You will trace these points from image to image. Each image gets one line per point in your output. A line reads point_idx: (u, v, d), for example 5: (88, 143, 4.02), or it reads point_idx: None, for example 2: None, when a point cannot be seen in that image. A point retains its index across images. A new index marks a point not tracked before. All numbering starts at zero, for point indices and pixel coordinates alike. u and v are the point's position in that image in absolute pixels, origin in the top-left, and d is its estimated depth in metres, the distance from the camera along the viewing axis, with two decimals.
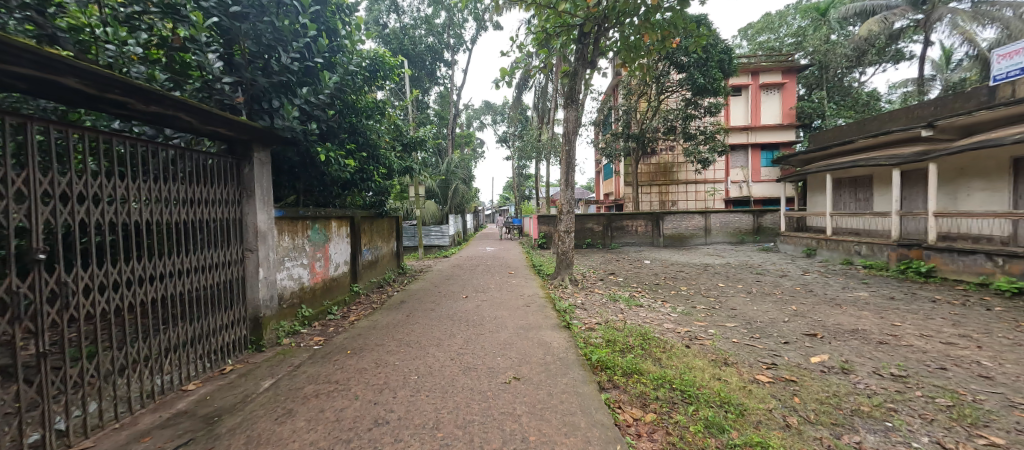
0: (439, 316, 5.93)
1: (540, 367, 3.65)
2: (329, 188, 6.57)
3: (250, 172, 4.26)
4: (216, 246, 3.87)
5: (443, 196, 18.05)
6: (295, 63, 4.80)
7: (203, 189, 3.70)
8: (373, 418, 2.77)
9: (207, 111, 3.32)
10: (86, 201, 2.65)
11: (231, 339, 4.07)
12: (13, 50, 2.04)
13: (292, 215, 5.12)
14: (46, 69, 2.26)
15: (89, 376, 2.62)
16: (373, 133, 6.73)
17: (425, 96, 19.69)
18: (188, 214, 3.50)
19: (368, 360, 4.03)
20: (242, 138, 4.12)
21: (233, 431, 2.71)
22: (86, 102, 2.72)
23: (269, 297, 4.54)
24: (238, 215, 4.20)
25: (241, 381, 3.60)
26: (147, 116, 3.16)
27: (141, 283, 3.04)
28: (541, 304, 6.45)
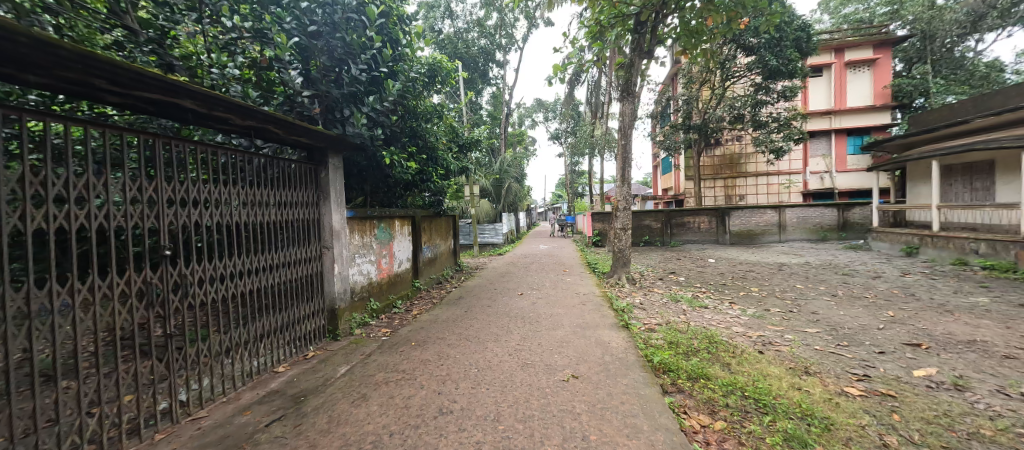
0: (496, 312, 6.06)
1: (599, 367, 3.60)
2: (392, 190, 6.98)
3: (326, 176, 4.66)
4: (299, 244, 4.29)
5: (496, 195, 18.32)
6: (363, 74, 5.15)
7: (288, 192, 4.11)
8: (438, 407, 2.92)
9: (291, 122, 3.69)
10: (199, 205, 3.07)
11: (312, 328, 4.49)
12: (148, 79, 2.42)
13: (361, 215, 5.52)
14: (170, 93, 2.64)
15: (203, 356, 3.04)
16: (432, 136, 7.02)
17: (478, 97, 20.11)
18: (276, 215, 3.92)
19: (431, 352, 4.24)
20: (319, 146, 4.52)
21: (317, 410, 3.00)
22: (199, 119, 3.16)
23: (342, 291, 4.94)
24: (316, 215, 4.61)
25: (321, 366, 3.98)
26: (243, 129, 3.58)
27: (240, 277, 3.46)
28: (598, 303, 6.33)
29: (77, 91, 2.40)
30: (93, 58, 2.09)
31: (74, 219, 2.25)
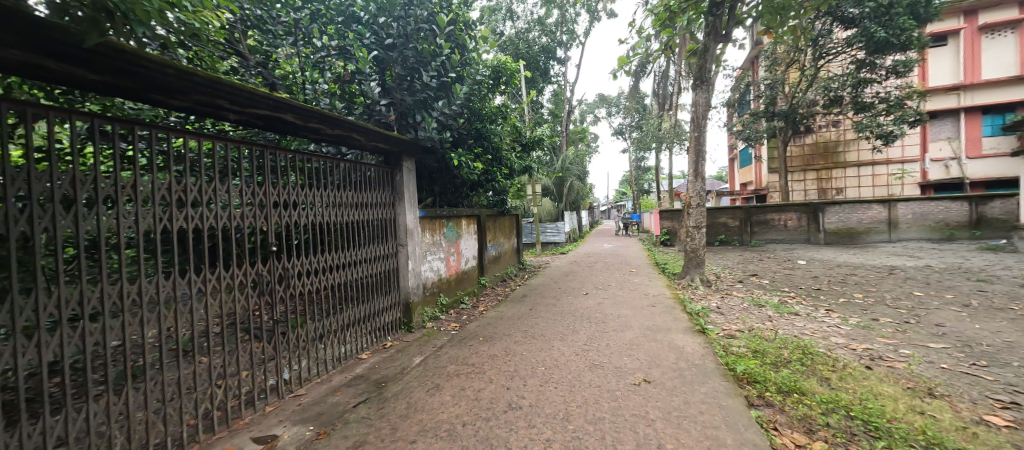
0: (561, 311, 6.02)
1: (673, 372, 3.41)
2: (459, 190, 7.24)
3: (400, 178, 4.98)
4: (378, 242, 4.64)
5: (559, 193, 18.17)
6: (434, 80, 5.41)
7: (367, 194, 4.46)
8: (507, 401, 2.98)
9: (371, 129, 4.01)
10: (297, 207, 3.46)
11: (389, 320, 4.84)
12: (259, 97, 2.78)
13: (431, 214, 5.81)
14: (276, 108, 3.01)
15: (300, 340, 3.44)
16: (496, 137, 7.15)
17: (539, 96, 20.08)
18: (358, 215, 4.28)
19: (498, 348, 4.34)
20: (395, 150, 4.85)
21: (397, 396, 3.23)
22: (296, 130, 3.55)
23: (416, 286, 5.26)
24: (392, 215, 4.95)
25: (398, 355, 4.27)
26: (331, 138, 3.95)
27: (330, 271, 3.83)
28: (669, 306, 5.99)
29: (206, 111, 2.83)
30: (218, 81, 2.46)
31: (205, 219, 2.67)
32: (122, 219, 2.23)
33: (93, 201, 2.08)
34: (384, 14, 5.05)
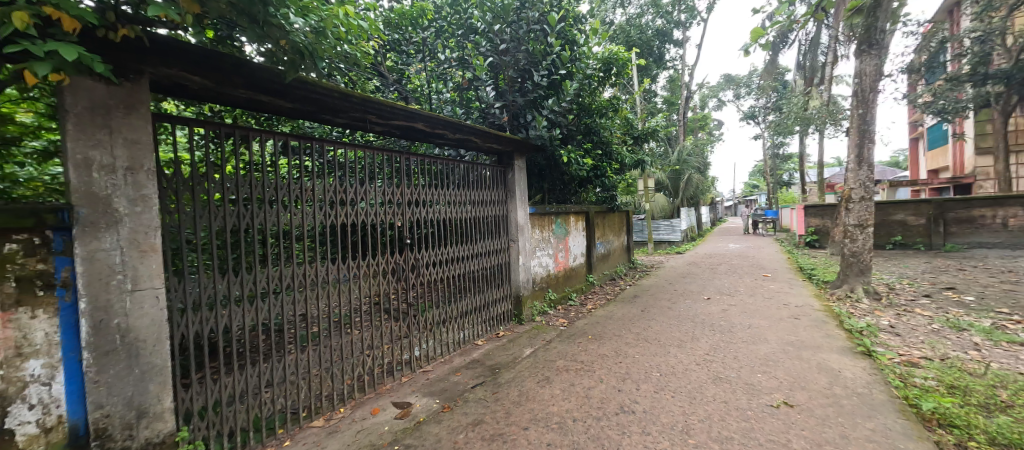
0: (678, 316, 5.58)
1: (824, 399, 2.88)
2: (567, 187, 7.20)
3: (512, 176, 5.20)
4: (492, 237, 4.94)
5: (675, 188, 16.76)
6: (544, 79, 5.49)
7: (482, 192, 4.77)
8: (619, 404, 2.91)
9: (486, 131, 4.27)
10: (425, 205, 3.89)
11: (502, 311, 5.13)
12: (395, 109, 3.21)
13: (541, 211, 5.89)
14: (408, 118, 3.43)
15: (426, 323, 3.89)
16: (606, 131, 6.92)
17: (653, 84, 18.74)
18: (474, 212, 4.63)
19: (608, 348, 4.24)
20: (508, 150, 5.08)
21: (510, 383, 3.42)
22: (423, 136, 3.98)
23: (526, 280, 5.45)
24: (505, 212, 5.20)
25: (510, 345, 4.50)
26: (452, 141, 4.34)
27: (451, 262, 4.24)
28: (817, 319, 5.06)
29: (358, 125, 3.39)
30: (369, 100, 2.93)
31: (357, 216, 3.19)
32: (304, 215, 2.83)
33: (285, 201, 2.69)
34: (499, 21, 5.22)
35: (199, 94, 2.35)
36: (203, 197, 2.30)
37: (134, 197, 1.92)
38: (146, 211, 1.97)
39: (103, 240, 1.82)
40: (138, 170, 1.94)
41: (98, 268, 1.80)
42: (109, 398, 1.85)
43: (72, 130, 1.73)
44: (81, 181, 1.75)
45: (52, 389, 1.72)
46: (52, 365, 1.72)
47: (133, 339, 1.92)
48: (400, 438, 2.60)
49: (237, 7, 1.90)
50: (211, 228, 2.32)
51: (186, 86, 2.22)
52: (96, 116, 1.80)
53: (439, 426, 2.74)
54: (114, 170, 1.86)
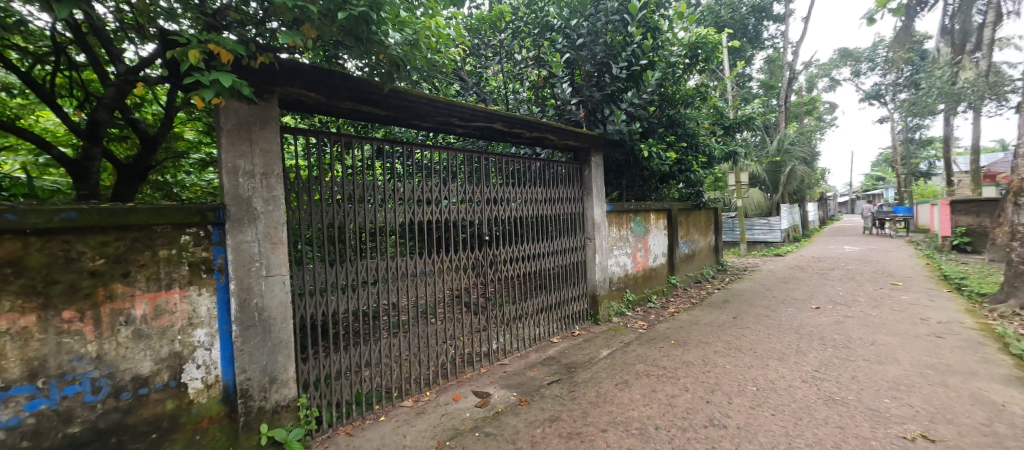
0: (778, 325, 5.00)
1: (980, 437, 2.37)
2: (647, 182, 6.78)
3: (589, 173, 5.10)
4: (568, 235, 4.90)
5: (773, 182, 14.99)
6: (623, 71, 5.28)
7: (558, 190, 4.76)
8: (708, 416, 2.71)
9: (563, 128, 4.25)
10: (502, 203, 4.00)
11: (578, 310, 5.09)
12: (475, 111, 3.35)
13: (618, 208, 5.67)
14: (488, 119, 3.55)
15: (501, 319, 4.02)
16: (692, 122, 6.44)
17: (747, 67, 16.93)
18: (550, 210, 4.63)
19: (694, 356, 3.96)
20: (584, 146, 5.00)
21: (587, 383, 3.38)
22: (500, 136, 4.09)
23: (603, 279, 5.31)
24: (581, 209, 5.12)
25: (586, 344, 4.44)
26: (529, 140, 4.40)
27: (527, 259, 4.31)
28: (968, 339, 4.16)
29: (441, 129, 3.60)
30: (452, 104, 3.11)
31: (441, 214, 3.40)
32: (396, 213, 3.09)
33: (380, 200, 2.98)
34: (576, 16, 5.22)
35: (314, 108, 2.70)
36: (316, 197, 2.64)
37: (268, 197, 2.28)
38: (277, 209, 2.32)
39: (246, 233, 2.19)
40: (271, 175, 2.29)
41: (243, 256, 2.18)
42: (250, 365, 2.23)
43: (225, 143, 2.11)
44: (230, 185, 2.13)
45: (212, 353, 2.12)
46: (212, 334, 2.12)
47: (267, 317, 2.28)
48: (480, 425, 2.73)
49: (347, 30, 2.16)
50: (322, 224, 2.65)
51: (304, 102, 2.57)
52: (241, 130, 2.17)
53: (517, 418, 2.81)
54: (254, 175, 2.23)
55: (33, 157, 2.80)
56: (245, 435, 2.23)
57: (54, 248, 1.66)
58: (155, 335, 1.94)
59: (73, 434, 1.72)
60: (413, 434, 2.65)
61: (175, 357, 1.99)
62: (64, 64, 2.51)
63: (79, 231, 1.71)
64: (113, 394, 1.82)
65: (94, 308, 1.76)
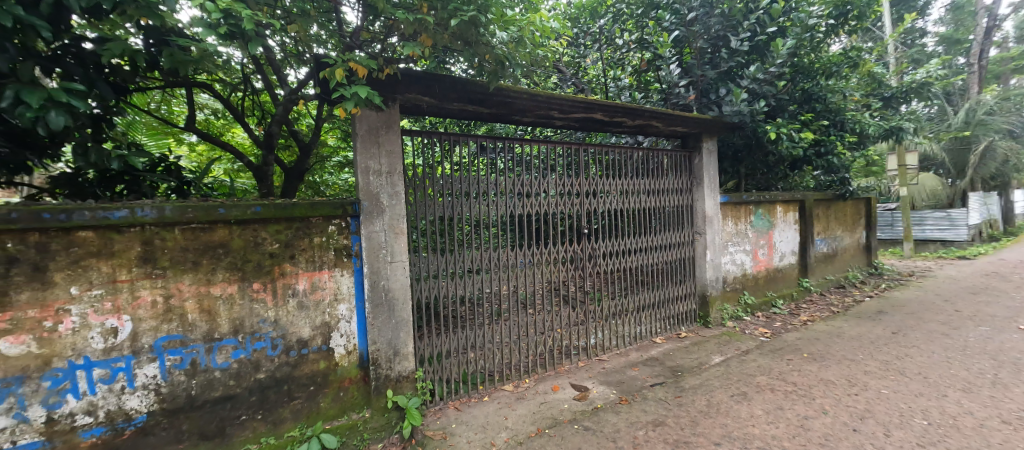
0: (962, 347, 3.94)
1: None
2: (773, 169, 5.79)
3: (699, 161, 4.65)
4: (673, 229, 4.56)
5: (958, 165, 11.74)
6: (745, 43, 4.66)
7: (663, 180, 4.44)
8: (853, 446, 2.29)
9: (669, 114, 3.95)
10: (601, 195, 3.89)
11: (684, 311, 4.72)
12: (574, 102, 3.31)
13: (736, 199, 5.01)
14: (587, 109, 3.47)
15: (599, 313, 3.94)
16: (837, 95, 5.38)
17: (919, 20, 13.49)
18: (654, 202, 4.35)
19: (834, 374, 3.37)
20: (694, 132, 4.58)
21: (696, 390, 3.12)
22: (600, 126, 3.98)
23: (715, 279, 4.80)
24: (690, 201, 4.70)
25: (694, 348, 4.10)
26: (631, 128, 4.19)
27: (628, 254, 4.14)
28: None
29: (541, 122, 3.64)
30: (552, 96, 3.13)
31: (540, 207, 3.46)
32: (497, 206, 3.24)
33: (483, 194, 3.15)
34: None
35: (428, 111, 2.97)
36: (430, 192, 2.91)
37: (392, 192, 2.59)
38: (399, 203, 2.61)
39: (375, 224, 2.52)
40: (394, 173, 2.60)
41: (373, 244, 2.52)
42: (379, 337, 2.58)
43: (360, 147, 2.47)
44: (363, 182, 2.48)
45: (351, 325, 2.51)
46: (351, 309, 2.51)
47: (391, 297, 2.61)
48: (579, 418, 2.74)
49: (458, 35, 2.33)
50: (434, 216, 2.92)
51: (419, 106, 2.84)
52: (371, 135, 2.51)
53: (617, 416, 2.75)
54: (381, 173, 2.55)
55: (232, 163, 3.63)
56: (376, 397, 2.59)
57: (248, 235, 2.17)
58: (312, 307, 2.37)
59: (261, 379, 2.25)
60: (514, 417, 2.78)
61: (326, 326, 2.42)
62: (250, 90, 3.19)
63: (263, 221, 2.20)
64: (285, 352, 2.30)
65: (272, 282, 2.24)
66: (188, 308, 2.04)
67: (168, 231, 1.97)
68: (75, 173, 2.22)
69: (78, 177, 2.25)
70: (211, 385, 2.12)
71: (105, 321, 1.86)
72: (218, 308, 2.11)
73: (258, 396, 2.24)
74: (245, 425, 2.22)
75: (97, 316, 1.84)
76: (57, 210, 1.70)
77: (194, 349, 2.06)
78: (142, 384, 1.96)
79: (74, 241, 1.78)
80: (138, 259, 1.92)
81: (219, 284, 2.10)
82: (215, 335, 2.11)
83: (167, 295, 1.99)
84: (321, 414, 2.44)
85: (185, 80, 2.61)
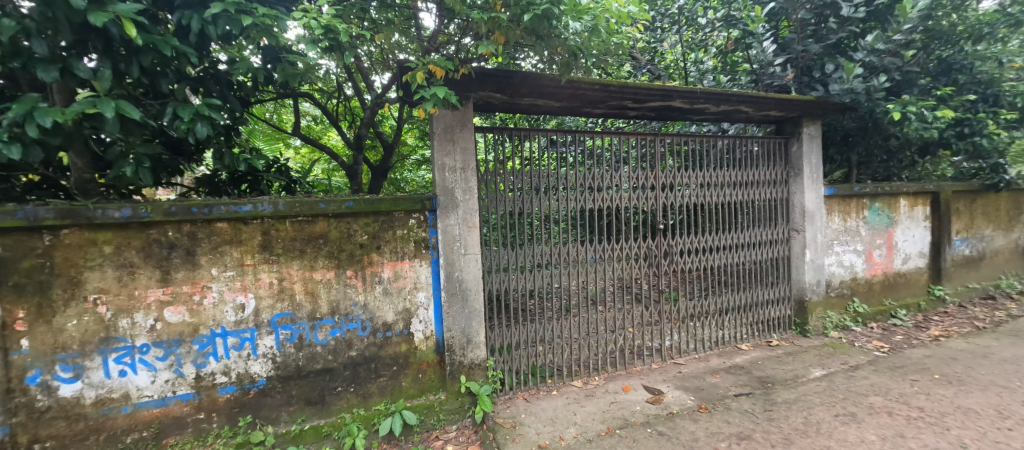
0: None
1: None
2: (896, 155, 4.92)
3: (798, 149, 4.13)
4: (765, 226, 4.12)
5: None
6: (860, 9, 3.99)
7: (753, 171, 4.03)
8: None
9: (761, 96, 3.56)
10: (679, 189, 3.65)
11: (775, 316, 4.26)
12: (649, 91, 3.14)
13: (845, 192, 4.35)
14: (663, 97, 3.27)
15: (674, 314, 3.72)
16: (989, 63, 4.39)
17: None
18: (741, 195, 3.96)
19: (977, 401, 2.79)
20: (791, 116, 4.08)
21: (790, 405, 2.81)
22: (679, 114, 3.73)
23: (816, 282, 4.25)
24: (786, 194, 4.20)
25: (788, 359, 3.68)
26: (715, 115, 3.86)
27: (710, 252, 3.84)
28: None
29: (614, 113, 3.52)
30: (626, 86, 3.00)
31: (611, 201, 3.35)
32: (566, 201, 3.20)
33: (553, 188, 3.15)
34: None
35: (499, 107, 3.05)
36: (501, 187, 2.98)
37: (465, 188, 2.70)
38: (472, 197, 2.72)
39: (450, 218, 2.65)
40: (468, 169, 2.71)
41: (449, 237, 2.65)
42: (454, 325, 2.72)
43: (437, 145, 2.62)
44: (440, 178, 2.63)
45: (429, 312, 2.69)
46: (429, 297, 2.68)
47: (465, 288, 2.73)
48: (652, 422, 2.63)
49: (530, 30, 2.35)
50: (505, 211, 2.99)
51: (492, 103, 2.93)
52: (447, 134, 2.64)
53: (695, 424, 2.58)
54: (456, 170, 2.68)
55: (328, 163, 4.08)
56: (451, 381, 2.75)
57: (342, 227, 2.42)
58: (396, 294, 2.58)
59: (353, 356, 2.51)
60: (583, 414, 2.76)
61: (407, 312, 2.62)
62: (343, 97, 3.55)
63: (355, 214, 2.44)
64: (372, 333, 2.54)
65: (362, 270, 2.49)
66: (296, 290, 2.35)
67: (281, 223, 2.29)
68: (213, 174, 2.69)
69: (215, 178, 2.72)
70: (314, 358, 2.42)
71: (236, 298, 2.24)
72: (319, 291, 2.40)
73: (351, 371, 2.51)
74: (341, 395, 2.50)
75: (230, 293, 2.22)
76: (202, 205, 2.09)
77: (301, 325, 2.37)
78: (263, 353, 2.31)
79: (214, 231, 2.17)
80: (259, 247, 2.26)
81: (320, 270, 2.39)
82: (317, 315, 2.40)
83: (280, 278, 2.31)
84: (403, 392, 2.65)
85: (292, 91, 2.99)
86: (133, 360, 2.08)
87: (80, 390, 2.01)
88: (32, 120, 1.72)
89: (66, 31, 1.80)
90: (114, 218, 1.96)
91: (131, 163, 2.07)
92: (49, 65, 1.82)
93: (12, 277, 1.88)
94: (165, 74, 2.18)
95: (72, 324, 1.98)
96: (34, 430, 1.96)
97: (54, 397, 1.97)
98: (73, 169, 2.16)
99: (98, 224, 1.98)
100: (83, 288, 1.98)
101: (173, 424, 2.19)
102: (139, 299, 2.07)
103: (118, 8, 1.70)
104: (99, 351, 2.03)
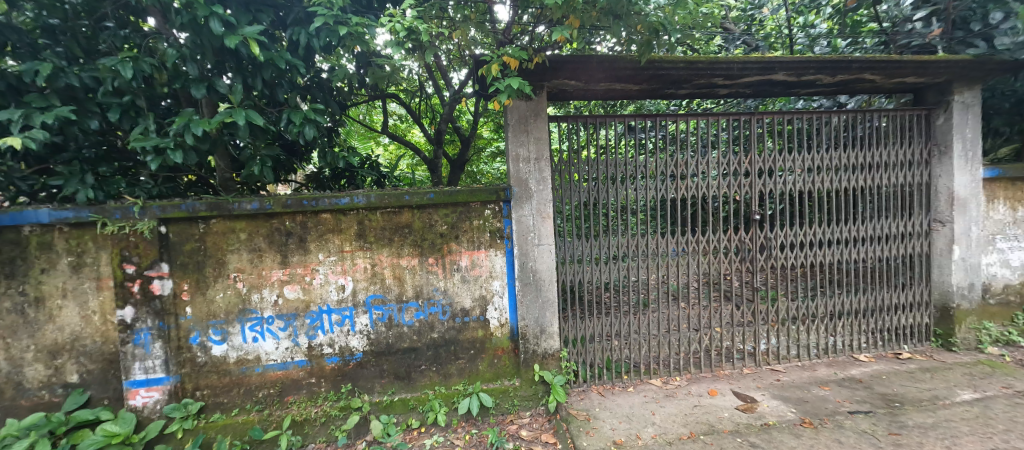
0: None
1: None
2: None
3: (946, 121, 3.38)
4: (895, 216, 3.45)
5: None
6: None
7: (881, 151, 3.38)
8: None
9: (894, 59, 2.96)
10: (780, 174, 3.23)
11: (906, 325, 3.58)
12: (746, 64, 2.80)
13: (1016, 173, 3.45)
14: (763, 71, 2.90)
15: (772, 316, 3.33)
16: None
17: None
18: (864, 180, 3.36)
19: None
20: (937, 80, 3.34)
21: (925, 430, 2.35)
22: (782, 88, 3.28)
23: (968, 286, 3.46)
24: (926, 178, 3.48)
25: (925, 375, 3.07)
26: (830, 86, 3.32)
27: (820, 247, 3.34)
28: None
29: (701, 93, 3.23)
30: (715, 62, 2.71)
31: (697, 189, 3.08)
32: (646, 190, 3.03)
33: (630, 177, 2.99)
34: None
35: (574, 95, 2.99)
36: (575, 177, 2.92)
37: (539, 178, 2.70)
38: (546, 188, 2.71)
39: (525, 208, 2.68)
40: (542, 159, 2.70)
41: (523, 227, 2.69)
42: (527, 315, 2.76)
43: (512, 136, 2.65)
44: (514, 169, 2.66)
45: (504, 301, 2.76)
46: (503, 285, 2.75)
47: (539, 278, 2.75)
48: (743, 432, 2.40)
49: (608, 10, 2.25)
50: (579, 202, 2.92)
51: (566, 91, 2.89)
52: (521, 124, 2.66)
53: (797, 440, 2.29)
54: (530, 160, 2.69)
55: (412, 158, 4.38)
56: (525, 369, 2.80)
57: (424, 218, 2.59)
58: (472, 281, 2.70)
59: (435, 338, 2.69)
60: (662, 414, 2.62)
61: (483, 299, 2.72)
62: (424, 95, 3.75)
63: (435, 206, 2.59)
64: (452, 318, 2.70)
65: (442, 258, 2.64)
66: (386, 275, 2.58)
67: (372, 214, 2.53)
68: (318, 171, 3.06)
69: (320, 174, 3.09)
70: (401, 337, 2.65)
71: (338, 280, 2.53)
72: (405, 277, 2.61)
73: (433, 351, 2.70)
74: (424, 373, 2.70)
75: (333, 276, 2.52)
76: (310, 198, 2.39)
77: (391, 307, 2.61)
78: (359, 330, 2.59)
79: (320, 221, 2.48)
80: (354, 235, 2.52)
81: (405, 257, 2.59)
82: (403, 297, 2.62)
83: (372, 264, 2.55)
84: (480, 376, 2.77)
85: (381, 92, 3.25)
86: (262, 329, 2.49)
87: (226, 351, 2.47)
88: (190, 130, 2.12)
89: (210, 54, 2.18)
90: (247, 209, 2.34)
91: (258, 163, 2.45)
92: (199, 84, 2.23)
93: (179, 257, 2.37)
94: (281, 85, 2.52)
95: (219, 296, 2.42)
96: (196, 380, 2.46)
97: (209, 354, 2.45)
98: (218, 170, 2.61)
99: (236, 215, 2.38)
100: (225, 268, 2.41)
101: (292, 386, 2.57)
102: (265, 278, 2.46)
103: (246, 30, 2.00)
104: (238, 320, 2.46)
